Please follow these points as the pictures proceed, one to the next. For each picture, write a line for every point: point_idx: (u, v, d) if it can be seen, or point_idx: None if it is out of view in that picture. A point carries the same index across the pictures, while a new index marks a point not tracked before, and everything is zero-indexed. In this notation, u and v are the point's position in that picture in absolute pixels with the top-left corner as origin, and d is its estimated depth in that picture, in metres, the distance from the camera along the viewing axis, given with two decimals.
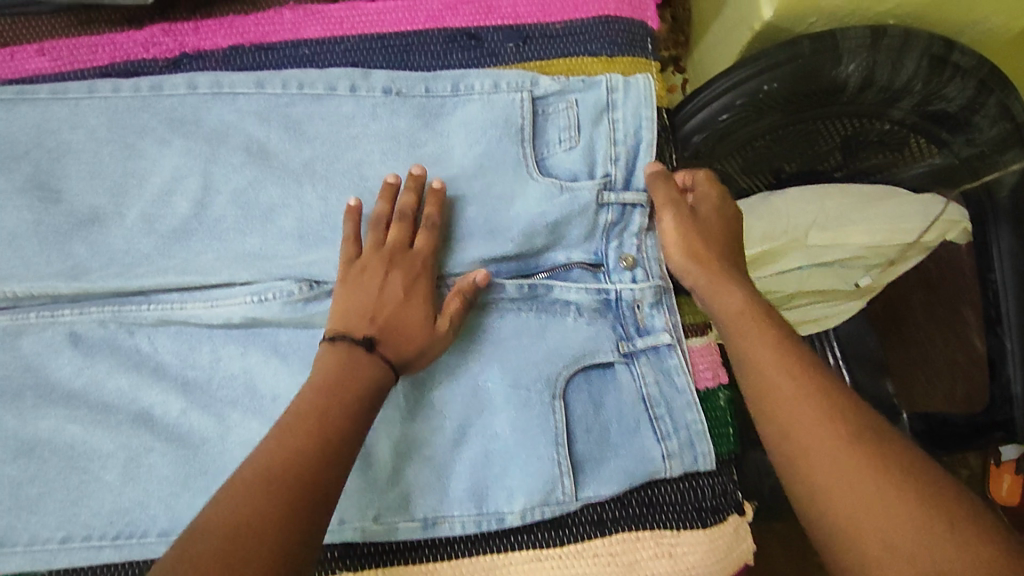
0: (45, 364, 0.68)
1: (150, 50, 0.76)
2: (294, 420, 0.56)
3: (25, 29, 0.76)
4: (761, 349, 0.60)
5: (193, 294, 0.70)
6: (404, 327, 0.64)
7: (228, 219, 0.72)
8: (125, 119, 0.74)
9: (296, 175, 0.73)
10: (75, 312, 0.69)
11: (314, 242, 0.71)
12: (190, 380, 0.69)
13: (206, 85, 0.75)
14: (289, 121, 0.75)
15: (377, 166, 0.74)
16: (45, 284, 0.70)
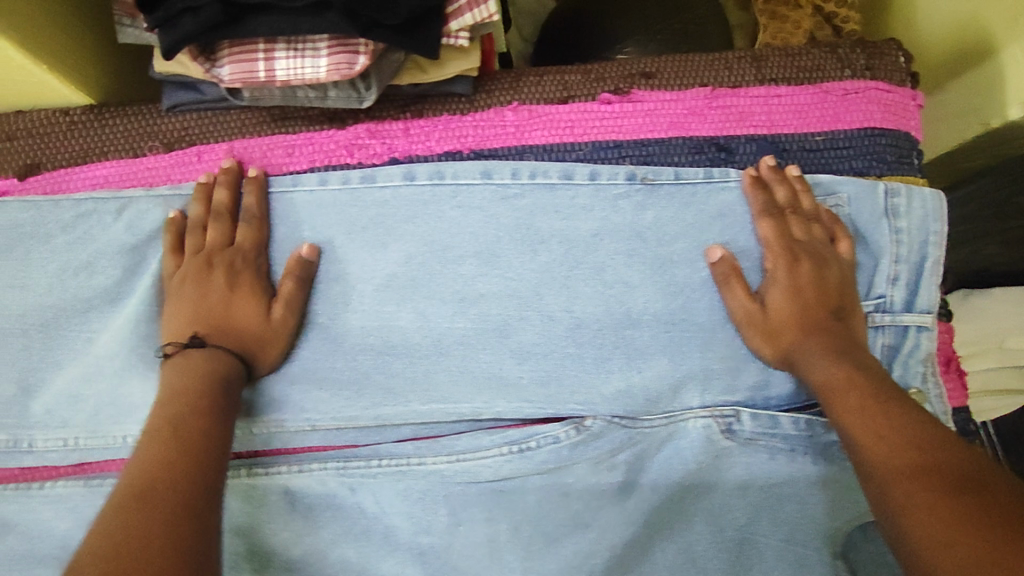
0: (257, 527, 0.60)
1: (354, 154, 0.66)
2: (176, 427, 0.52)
3: (209, 125, 0.66)
4: (819, 361, 0.57)
5: (436, 446, 0.62)
6: (241, 323, 0.60)
7: (458, 333, 0.63)
8: (324, 219, 0.65)
9: (534, 286, 0.64)
10: (295, 469, 0.61)
11: (554, 367, 0.63)
12: (426, 546, 0.61)
13: (426, 175, 0.65)
14: (520, 214, 0.65)
15: (621, 271, 0.65)
16: (261, 426, 0.62)
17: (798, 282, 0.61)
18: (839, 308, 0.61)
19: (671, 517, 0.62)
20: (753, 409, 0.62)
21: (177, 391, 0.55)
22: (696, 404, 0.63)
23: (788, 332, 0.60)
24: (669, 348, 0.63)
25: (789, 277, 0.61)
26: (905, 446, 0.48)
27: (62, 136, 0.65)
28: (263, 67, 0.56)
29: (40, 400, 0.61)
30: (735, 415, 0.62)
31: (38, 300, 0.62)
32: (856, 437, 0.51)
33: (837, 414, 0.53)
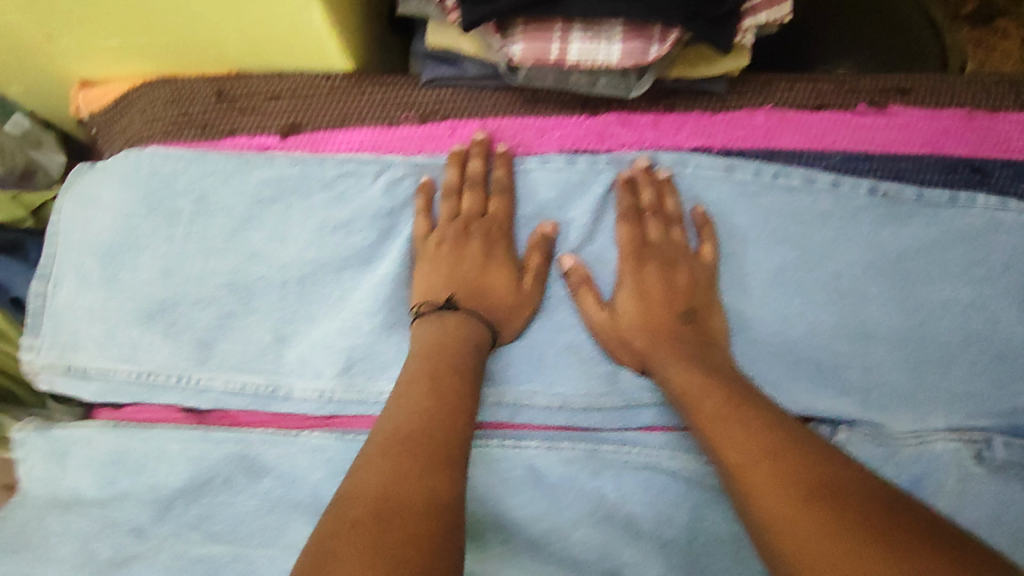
0: (502, 501, 0.60)
1: (603, 142, 0.67)
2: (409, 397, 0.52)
3: (462, 101, 0.67)
4: (672, 366, 0.57)
5: (684, 442, 0.61)
6: (490, 289, 0.61)
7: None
8: (570, 200, 0.65)
9: (772, 283, 0.63)
10: (545, 444, 0.61)
11: (801, 372, 0.61)
12: (670, 538, 0.60)
13: (668, 161, 0.65)
14: (759, 216, 0.65)
15: (859, 283, 0.63)
16: (515, 390, 0.62)
17: (644, 287, 0.60)
18: (691, 308, 0.60)
19: None
20: (1005, 436, 0.60)
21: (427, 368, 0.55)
22: (942, 425, 0.61)
23: (638, 339, 0.59)
24: (917, 364, 0.62)
25: (662, 282, 0.60)
26: (763, 446, 0.48)
27: (323, 100, 0.66)
28: (558, 49, 0.57)
29: (295, 350, 0.64)
30: (986, 439, 0.60)
31: (302, 256, 0.65)
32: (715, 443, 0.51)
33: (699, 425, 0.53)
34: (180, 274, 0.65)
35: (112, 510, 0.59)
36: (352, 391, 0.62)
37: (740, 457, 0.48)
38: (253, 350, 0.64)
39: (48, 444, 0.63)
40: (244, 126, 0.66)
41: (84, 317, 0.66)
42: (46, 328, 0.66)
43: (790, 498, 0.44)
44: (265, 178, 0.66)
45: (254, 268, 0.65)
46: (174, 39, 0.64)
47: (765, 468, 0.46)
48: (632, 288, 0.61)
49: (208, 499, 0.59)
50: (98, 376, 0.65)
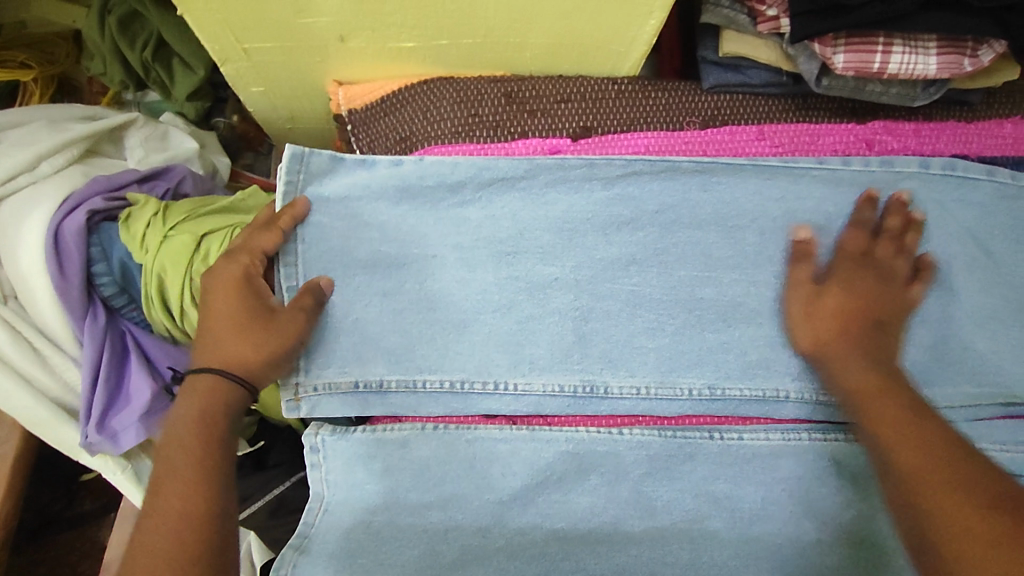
0: (810, 492, 0.61)
1: (872, 147, 0.70)
2: (179, 460, 0.52)
3: (740, 107, 0.69)
4: (854, 366, 0.57)
5: (975, 431, 0.64)
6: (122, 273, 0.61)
7: (990, 310, 0.66)
8: (846, 199, 0.67)
9: None
10: (862, 440, 0.62)
11: None
12: None
13: (942, 165, 0.69)
14: (1014, 217, 0.70)
15: None
16: (823, 387, 0.63)
17: (852, 282, 0.60)
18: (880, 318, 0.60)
19: None
20: None
21: (171, 446, 0.52)
22: None
23: (830, 332, 0.59)
24: None
25: (874, 289, 0.61)
26: (944, 467, 0.48)
27: (611, 104, 0.68)
28: (880, 60, 0.61)
29: (595, 346, 0.63)
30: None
31: (590, 254, 0.64)
32: (890, 456, 0.51)
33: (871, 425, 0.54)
34: (475, 284, 0.63)
35: (444, 509, 0.58)
36: (663, 387, 0.62)
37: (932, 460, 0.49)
38: (556, 349, 0.62)
39: (349, 448, 0.59)
40: (535, 128, 0.67)
41: (368, 330, 0.62)
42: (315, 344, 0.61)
43: (972, 522, 0.44)
44: (552, 177, 0.65)
45: (546, 268, 0.63)
46: (480, 42, 0.65)
47: (963, 470, 0.48)
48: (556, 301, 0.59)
49: (543, 499, 0.59)
50: (399, 387, 0.61)
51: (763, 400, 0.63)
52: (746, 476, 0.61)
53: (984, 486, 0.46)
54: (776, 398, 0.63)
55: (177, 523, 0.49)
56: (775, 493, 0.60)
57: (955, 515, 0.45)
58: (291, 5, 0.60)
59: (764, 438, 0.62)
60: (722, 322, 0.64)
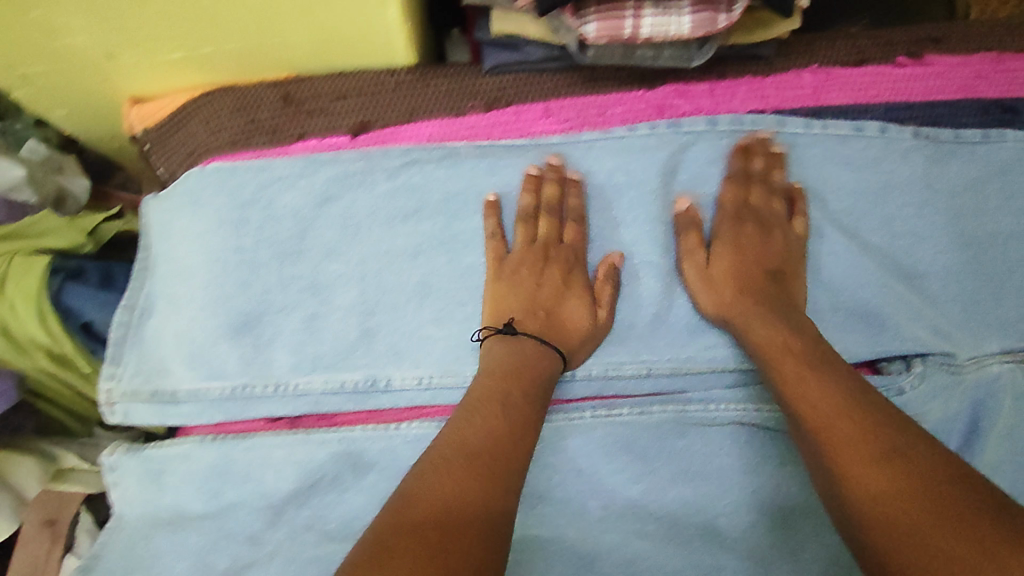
0: (599, 467, 0.61)
1: (664, 112, 0.69)
2: (494, 388, 0.54)
3: (524, 86, 0.68)
4: (762, 328, 0.59)
5: (766, 394, 0.64)
6: (568, 320, 0.61)
7: (782, 267, 0.66)
8: (635, 164, 0.67)
9: (835, 232, 0.68)
10: (635, 411, 0.63)
11: (876, 313, 0.66)
12: (756, 486, 0.62)
13: (727, 123, 0.69)
14: (811, 166, 0.69)
15: (911, 223, 0.69)
16: (610, 360, 0.63)
17: (740, 245, 0.64)
18: (777, 272, 0.63)
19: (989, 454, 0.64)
20: None
21: (490, 379, 0.55)
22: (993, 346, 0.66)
23: (733, 292, 0.62)
24: (965, 296, 0.67)
25: (758, 242, 0.64)
26: (847, 415, 0.50)
27: (389, 97, 0.67)
28: (631, 25, 0.59)
29: (381, 339, 0.62)
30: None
31: (374, 247, 0.64)
32: (798, 409, 0.53)
33: (776, 379, 0.56)
34: (256, 285, 0.63)
35: (221, 523, 0.58)
36: (447, 376, 0.62)
37: (830, 403, 0.51)
38: (342, 345, 0.62)
39: (141, 463, 0.61)
40: (313, 129, 0.66)
41: (167, 343, 0.64)
42: (130, 356, 0.65)
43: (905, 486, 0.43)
44: (332, 175, 0.64)
45: (330, 265, 0.64)
46: (242, 49, 0.63)
47: (848, 423, 0.49)
48: (513, 290, 0.61)
49: (319, 500, 0.58)
50: (190, 398, 0.63)
51: (552, 380, 0.63)
52: (536, 458, 0.61)
53: (889, 445, 0.46)
54: (565, 376, 0.63)
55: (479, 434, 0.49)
56: (562, 472, 0.61)
57: (846, 462, 0.47)
58: (38, 29, 0.60)
59: (548, 420, 0.62)
60: None
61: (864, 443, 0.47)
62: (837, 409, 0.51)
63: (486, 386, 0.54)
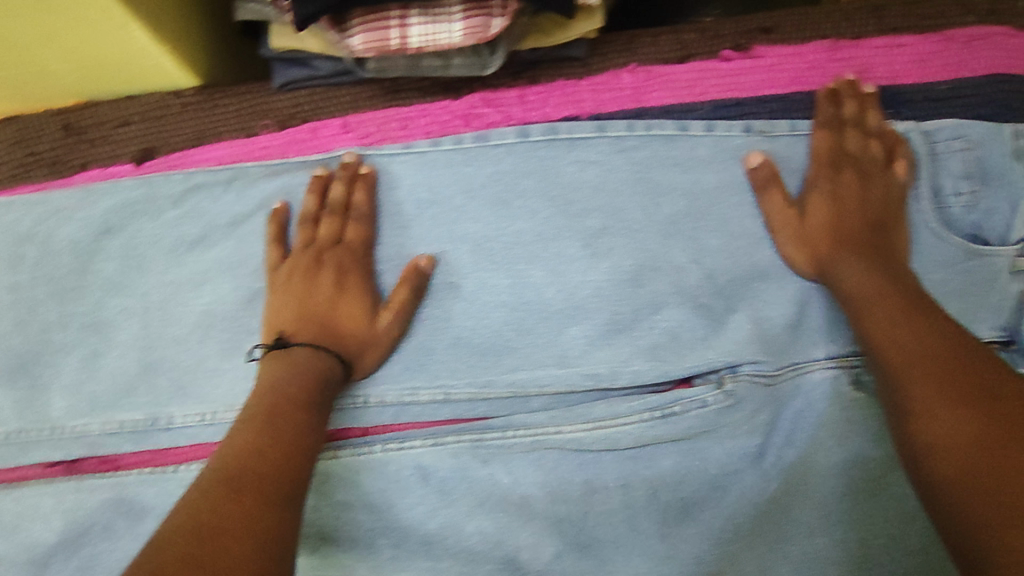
0: (392, 501, 0.59)
1: (470, 123, 0.64)
2: (256, 405, 0.49)
3: (321, 101, 0.65)
4: (855, 273, 0.56)
5: (570, 413, 0.60)
6: (340, 321, 0.56)
7: (593, 287, 0.60)
8: (438, 177, 0.63)
9: (660, 237, 0.62)
10: (429, 442, 0.59)
11: (703, 326, 0.60)
12: (564, 516, 0.59)
13: (540, 133, 0.63)
14: (637, 168, 0.64)
15: (749, 225, 0.62)
16: (404, 386, 0.59)
17: (839, 193, 0.61)
18: (879, 223, 0.59)
19: (806, 470, 0.61)
20: None
21: (268, 393, 0.50)
22: (823, 355, 0.62)
23: (825, 245, 0.59)
24: (799, 304, 0.62)
25: (858, 190, 0.61)
26: (931, 357, 0.49)
27: (174, 120, 0.64)
28: (397, 36, 0.55)
29: (163, 375, 0.60)
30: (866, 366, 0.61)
31: (158, 278, 0.61)
32: (887, 355, 0.51)
33: (864, 326, 0.54)
34: (35, 322, 0.60)
35: None
36: (227, 411, 0.59)
37: (918, 348, 0.50)
38: (120, 384, 0.59)
39: None
40: (96, 157, 0.63)
41: None
42: None
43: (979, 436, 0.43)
44: (112, 206, 0.61)
45: (112, 300, 0.61)
46: (13, 74, 0.59)
47: (923, 371, 0.48)
48: (282, 300, 0.57)
49: (90, 549, 0.56)
50: None
51: (343, 410, 0.59)
52: (325, 495, 0.58)
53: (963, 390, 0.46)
54: (356, 405, 0.60)
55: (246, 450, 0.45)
56: (352, 508, 0.58)
57: (935, 406, 0.46)
58: None
59: (333, 455, 0.59)
60: None
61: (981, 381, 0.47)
62: (921, 355, 0.49)
63: (257, 400, 0.50)
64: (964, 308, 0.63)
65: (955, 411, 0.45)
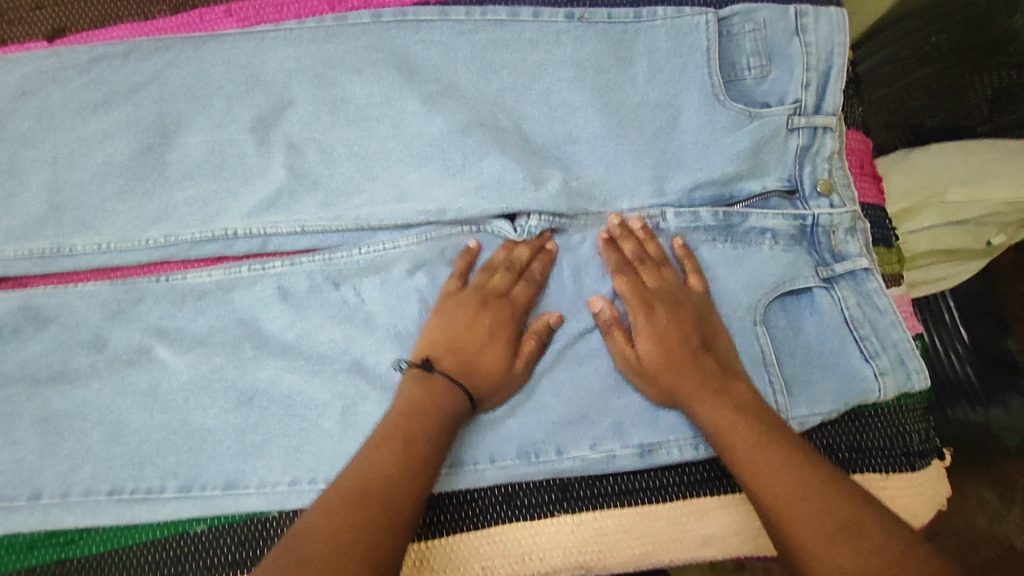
0: (259, 316, 0.69)
1: (335, 8, 0.77)
2: (396, 425, 0.59)
3: None
4: (704, 405, 0.61)
5: (404, 232, 0.71)
6: (465, 335, 0.66)
7: (429, 136, 0.73)
8: (305, 53, 0.75)
9: (489, 105, 0.74)
10: (286, 264, 0.70)
11: (520, 169, 0.71)
12: (402, 329, 0.69)
13: (391, 14, 0.75)
14: (474, 48, 0.75)
15: (565, 95, 0.75)
16: (267, 219, 0.71)
17: (665, 321, 0.65)
18: (708, 338, 0.65)
19: (612, 295, 0.71)
20: (676, 208, 0.72)
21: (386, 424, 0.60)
22: (626, 209, 0.72)
23: (660, 369, 0.64)
24: (604, 160, 0.73)
25: (673, 297, 0.67)
26: (806, 491, 0.53)
27: (82, 5, 0.77)
28: None
29: (68, 212, 0.71)
30: (661, 214, 0.71)
31: (69, 134, 0.73)
32: (751, 481, 0.56)
33: (709, 425, 0.61)
34: None
35: None
36: (123, 240, 0.71)
37: (788, 488, 0.54)
38: (32, 218, 0.71)
39: None
40: (15, 36, 0.76)
41: None
42: None
43: (852, 541, 0.50)
44: (27, 73, 0.74)
45: (28, 151, 0.73)
46: None
47: (806, 503, 0.53)
48: (460, 335, 0.66)
49: None
50: None
51: (217, 240, 0.71)
52: (202, 310, 0.70)
53: (819, 478, 0.54)
54: (227, 237, 0.71)
55: (370, 467, 0.56)
56: (223, 321, 0.69)
57: (815, 543, 0.51)
58: None
59: (208, 276, 0.70)
60: (187, 179, 0.73)
61: (845, 499, 0.53)
62: (795, 489, 0.54)
63: (398, 413, 0.60)
64: (752, 164, 0.72)
65: (836, 548, 0.50)
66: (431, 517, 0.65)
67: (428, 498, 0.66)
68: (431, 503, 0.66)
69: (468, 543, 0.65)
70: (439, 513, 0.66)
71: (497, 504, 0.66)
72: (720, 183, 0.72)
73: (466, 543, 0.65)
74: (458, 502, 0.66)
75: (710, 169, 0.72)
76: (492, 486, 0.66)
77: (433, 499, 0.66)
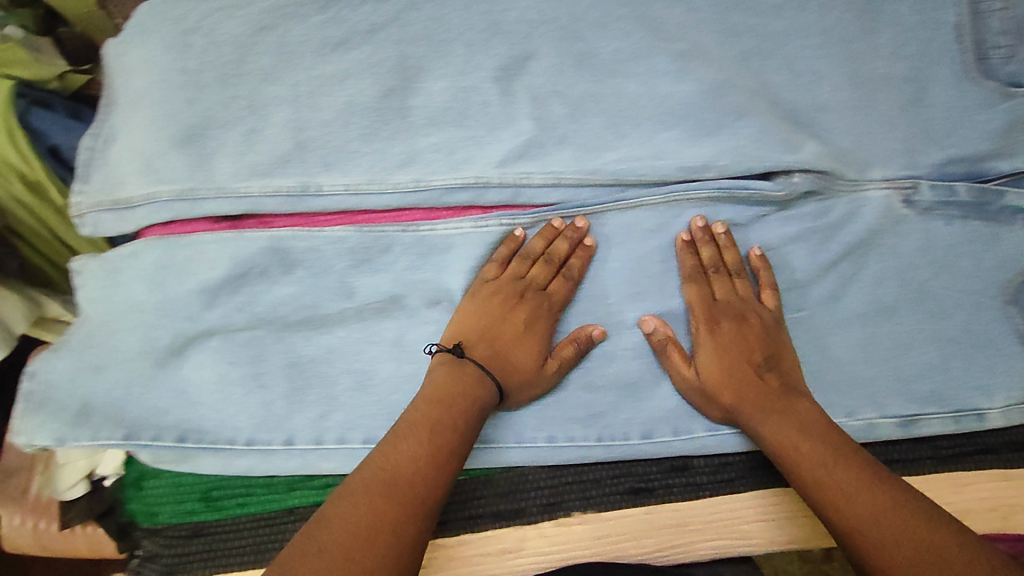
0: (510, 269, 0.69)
1: None
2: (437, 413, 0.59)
3: None
4: (766, 422, 0.62)
5: (657, 188, 0.70)
6: (506, 335, 0.66)
7: (681, 96, 0.71)
8: (548, 4, 0.73)
9: (738, 66, 0.72)
10: (533, 217, 0.69)
11: (776, 135, 0.69)
12: (643, 289, 0.69)
13: None
14: (720, 8, 0.73)
15: (813, 62, 0.73)
16: (519, 169, 0.70)
17: (729, 340, 0.66)
18: (770, 357, 0.65)
19: (861, 267, 0.70)
20: (931, 181, 0.72)
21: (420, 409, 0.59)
22: (878, 177, 0.71)
23: (726, 388, 0.64)
24: (855, 129, 0.72)
25: (763, 319, 0.66)
26: (871, 502, 0.54)
27: None
28: None
29: (313, 152, 0.70)
30: (916, 186, 0.71)
31: (308, 73, 0.71)
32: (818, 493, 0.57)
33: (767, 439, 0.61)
34: (201, 103, 0.70)
35: (167, 307, 0.68)
36: (371, 184, 0.69)
37: (866, 497, 0.54)
38: (276, 156, 0.70)
39: (100, 266, 0.69)
40: None
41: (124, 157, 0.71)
42: (96, 175, 0.72)
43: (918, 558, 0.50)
44: (267, 9, 0.72)
45: (269, 88, 0.71)
46: None
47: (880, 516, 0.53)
48: (487, 328, 0.66)
49: (249, 288, 0.68)
50: (136, 203, 0.70)
51: (467, 189, 0.70)
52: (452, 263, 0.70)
53: (891, 493, 0.54)
54: (478, 185, 0.69)
55: (408, 462, 0.55)
56: (476, 272, 0.69)
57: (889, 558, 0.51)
58: None
59: (458, 227, 0.69)
60: (430, 125, 0.71)
61: (902, 511, 0.53)
62: (873, 500, 0.54)
63: (424, 405, 0.60)
64: (1005, 141, 0.72)
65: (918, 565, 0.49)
66: (691, 479, 0.66)
67: (685, 461, 0.68)
68: (688, 465, 0.67)
69: (728, 507, 0.65)
70: (699, 475, 0.67)
71: (755, 469, 0.67)
72: (973, 159, 0.72)
73: (726, 506, 0.65)
74: (716, 464, 0.67)
75: (961, 147, 0.72)
76: (749, 452, 0.67)
77: (690, 461, 0.68)
